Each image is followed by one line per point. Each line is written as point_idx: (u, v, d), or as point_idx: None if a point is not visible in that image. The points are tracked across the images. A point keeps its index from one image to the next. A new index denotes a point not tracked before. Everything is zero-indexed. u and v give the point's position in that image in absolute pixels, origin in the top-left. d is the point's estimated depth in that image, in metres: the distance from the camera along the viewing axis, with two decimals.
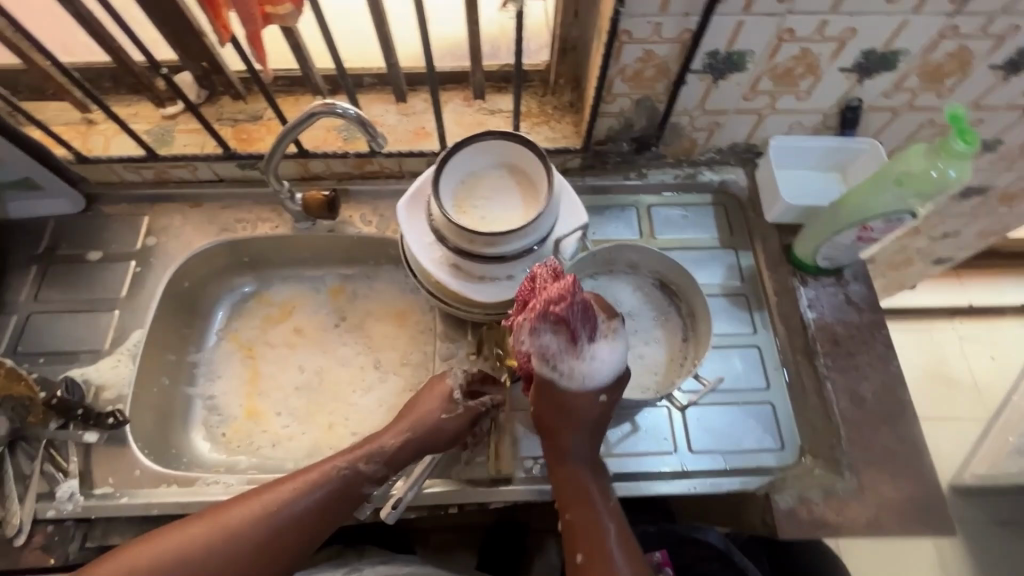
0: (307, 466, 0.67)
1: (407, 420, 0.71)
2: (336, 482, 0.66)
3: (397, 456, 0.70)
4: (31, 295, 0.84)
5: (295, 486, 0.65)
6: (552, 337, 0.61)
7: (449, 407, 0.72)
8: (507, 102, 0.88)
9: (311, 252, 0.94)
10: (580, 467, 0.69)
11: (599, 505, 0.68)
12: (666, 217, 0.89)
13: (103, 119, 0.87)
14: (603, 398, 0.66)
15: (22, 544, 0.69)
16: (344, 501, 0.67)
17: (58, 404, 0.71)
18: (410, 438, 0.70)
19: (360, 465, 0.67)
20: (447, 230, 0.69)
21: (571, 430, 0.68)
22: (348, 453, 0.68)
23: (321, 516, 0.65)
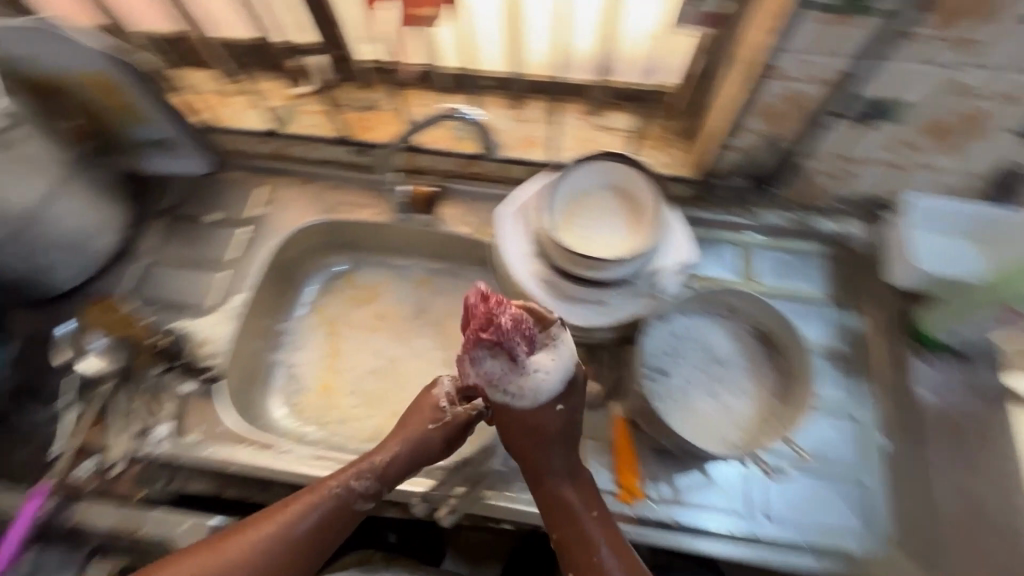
0: (299, 491, 0.66)
1: (394, 436, 0.71)
2: (332, 504, 0.66)
3: (388, 473, 0.69)
4: (154, 245, 0.91)
5: (290, 513, 0.64)
6: (492, 361, 0.65)
7: (434, 414, 0.73)
8: (622, 120, 0.86)
9: (403, 242, 0.97)
10: (560, 481, 0.69)
11: (585, 516, 0.66)
12: (771, 261, 0.84)
13: (238, 91, 0.93)
14: (560, 407, 0.68)
15: (117, 475, 0.74)
16: (339, 523, 0.66)
17: (163, 349, 0.79)
18: (394, 454, 0.70)
19: (352, 483, 0.67)
20: (551, 245, 0.69)
21: (543, 447, 0.68)
22: (338, 474, 0.68)
23: (319, 538, 0.65)
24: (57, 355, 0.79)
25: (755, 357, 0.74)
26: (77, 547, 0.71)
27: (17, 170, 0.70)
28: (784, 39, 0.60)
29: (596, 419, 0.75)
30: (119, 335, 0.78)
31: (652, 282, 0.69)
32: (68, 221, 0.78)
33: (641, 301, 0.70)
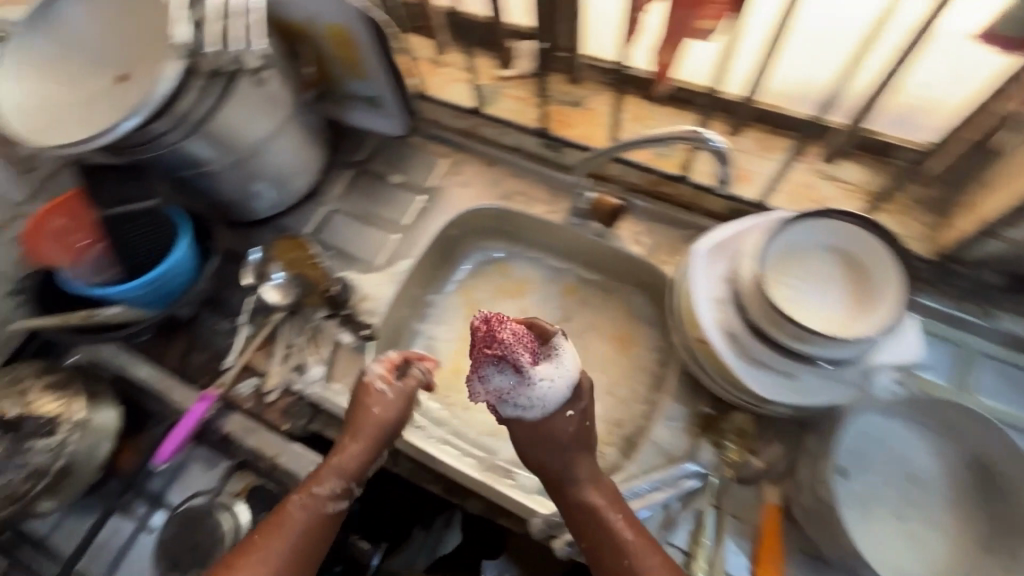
0: (264, 523, 0.61)
1: (349, 432, 0.67)
2: (303, 518, 0.62)
3: (353, 469, 0.65)
4: (341, 194, 0.95)
5: (258, 545, 0.59)
6: (499, 376, 0.61)
7: (377, 397, 0.68)
8: (855, 174, 0.75)
9: (565, 245, 0.93)
10: (581, 487, 0.64)
11: (612, 518, 0.62)
12: (1001, 377, 0.68)
13: (450, 63, 0.95)
14: (570, 413, 0.65)
15: (270, 402, 0.79)
16: (319, 532, 0.62)
17: (331, 298, 0.83)
18: (350, 450, 0.66)
19: (313, 488, 0.63)
20: (752, 300, 0.61)
21: (558, 455, 0.65)
22: (309, 482, 0.64)
23: (305, 554, 0.61)
24: (245, 275, 0.85)
25: (963, 491, 0.62)
26: (225, 455, 0.78)
27: (257, 107, 0.75)
28: None
29: (747, 500, 0.66)
30: (297, 273, 0.84)
31: (862, 372, 0.60)
32: (281, 157, 0.84)
33: (843, 390, 0.61)
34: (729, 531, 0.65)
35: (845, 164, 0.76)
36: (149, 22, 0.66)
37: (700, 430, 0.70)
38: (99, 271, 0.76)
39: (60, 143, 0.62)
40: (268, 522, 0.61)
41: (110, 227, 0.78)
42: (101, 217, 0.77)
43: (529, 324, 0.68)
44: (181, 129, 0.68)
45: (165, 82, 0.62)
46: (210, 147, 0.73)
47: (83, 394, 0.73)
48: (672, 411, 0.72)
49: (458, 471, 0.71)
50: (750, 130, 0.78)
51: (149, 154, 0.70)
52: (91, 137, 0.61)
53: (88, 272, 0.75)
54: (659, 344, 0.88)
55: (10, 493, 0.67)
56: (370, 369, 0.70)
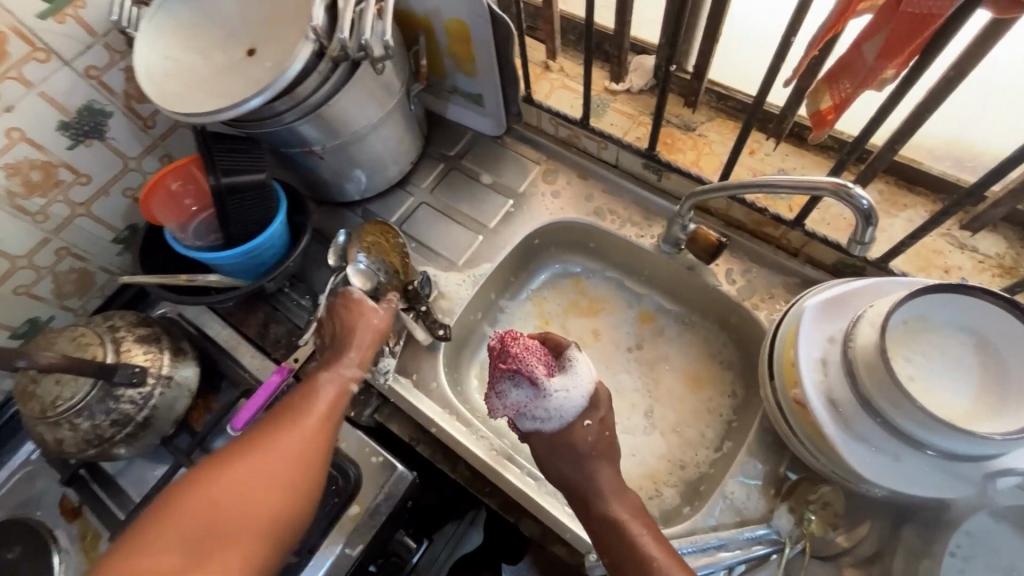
0: (292, 394, 0.64)
1: (353, 325, 0.71)
2: (328, 389, 0.65)
3: (361, 357, 0.69)
4: (430, 187, 0.95)
5: (291, 406, 0.62)
6: (514, 388, 0.62)
7: (374, 308, 0.73)
8: (992, 247, 0.68)
9: (648, 270, 0.90)
10: (605, 498, 0.60)
11: (636, 532, 0.57)
12: None
13: (557, 70, 0.93)
14: (589, 423, 0.63)
15: None
16: (338, 405, 0.65)
17: (411, 291, 0.82)
18: (357, 342, 0.70)
19: (333, 369, 0.67)
20: (866, 370, 0.56)
21: (584, 467, 0.62)
22: (330, 365, 0.67)
23: (330, 422, 0.62)
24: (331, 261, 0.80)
25: None
26: None
27: (370, 94, 0.75)
28: None
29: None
30: (379, 260, 0.82)
31: (982, 472, 0.54)
32: (383, 144, 0.84)
33: (954, 486, 0.56)
34: None
35: (984, 234, 0.69)
36: (288, 5, 0.67)
37: (778, 493, 0.67)
38: (207, 236, 0.81)
39: (189, 111, 0.65)
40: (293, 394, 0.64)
41: (223, 199, 0.72)
42: (214, 186, 0.70)
43: (545, 338, 0.68)
44: (297, 109, 0.69)
45: (297, 64, 0.62)
46: (319, 129, 0.74)
47: (168, 350, 0.76)
48: (749, 467, 0.69)
49: (519, 489, 0.70)
50: (878, 182, 0.73)
51: (265, 129, 0.72)
52: (219, 110, 0.63)
53: (198, 237, 0.80)
54: (736, 389, 0.84)
55: (97, 435, 0.70)
56: (353, 288, 0.74)
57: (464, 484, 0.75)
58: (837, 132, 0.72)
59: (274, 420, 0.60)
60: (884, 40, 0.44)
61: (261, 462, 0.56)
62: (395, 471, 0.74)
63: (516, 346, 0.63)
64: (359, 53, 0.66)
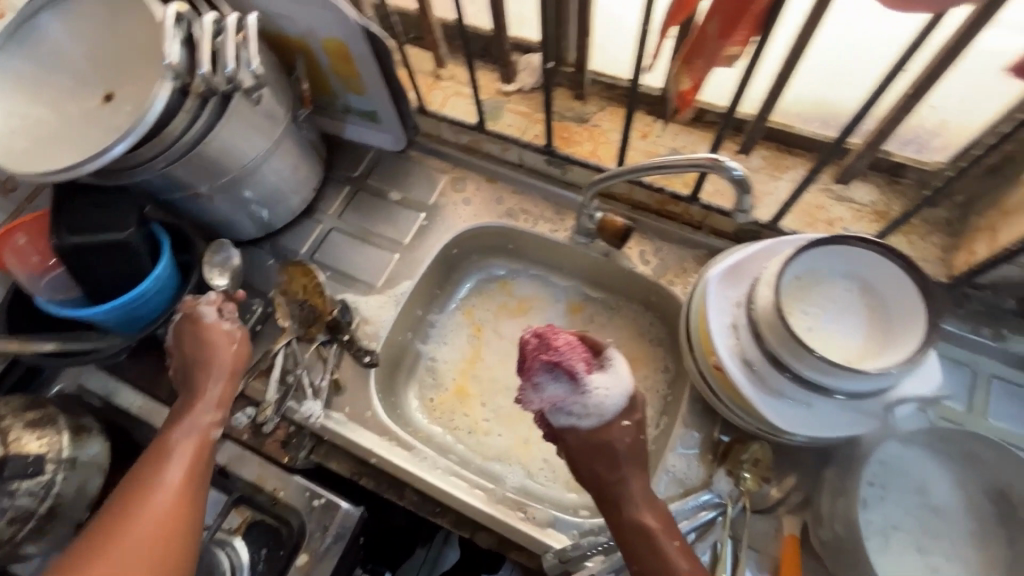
0: (143, 461, 0.63)
1: (202, 367, 0.70)
2: (184, 445, 0.64)
3: (220, 397, 0.70)
4: (338, 212, 0.92)
5: (144, 476, 0.61)
6: (554, 381, 0.62)
7: (227, 335, 0.73)
8: (867, 195, 0.74)
9: (569, 262, 0.91)
10: (638, 504, 0.60)
11: (666, 544, 0.57)
12: (1011, 403, 0.68)
13: (448, 77, 0.92)
14: (627, 422, 0.63)
15: (267, 433, 0.76)
16: (203, 453, 0.65)
17: (331, 322, 0.79)
18: (212, 382, 0.69)
19: (187, 420, 0.66)
20: (769, 329, 0.59)
21: (616, 468, 0.62)
22: (180, 418, 0.66)
23: (196, 474, 0.63)
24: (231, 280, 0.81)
25: (982, 523, 0.61)
26: (222, 490, 0.73)
27: (251, 125, 0.71)
28: None
29: (766, 528, 0.65)
30: (301, 300, 0.80)
31: (883, 405, 0.59)
32: (277, 175, 0.81)
33: (859, 424, 0.60)
34: (747, 560, 0.64)
35: (858, 184, 0.74)
36: (142, 43, 0.63)
37: (715, 458, 0.69)
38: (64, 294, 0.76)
39: (41, 169, 0.59)
40: (145, 457, 0.63)
41: (71, 257, 0.67)
42: (58, 244, 0.65)
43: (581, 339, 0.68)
44: (169, 152, 0.64)
45: (155, 105, 0.58)
46: (200, 169, 0.69)
47: (67, 431, 0.69)
48: (687, 437, 0.71)
49: (468, 502, 0.69)
50: (760, 149, 0.77)
51: (137, 178, 0.67)
52: (77, 164, 0.58)
53: (50, 293, 0.74)
54: (667, 364, 0.86)
55: None
56: (201, 307, 0.73)
57: (414, 509, 0.73)
58: (709, 105, 0.76)
59: (126, 497, 0.59)
60: (721, 19, 0.47)
61: (123, 543, 0.56)
62: (339, 509, 0.70)
63: (560, 340, 0.63)
64: (231, 88, 0.63)
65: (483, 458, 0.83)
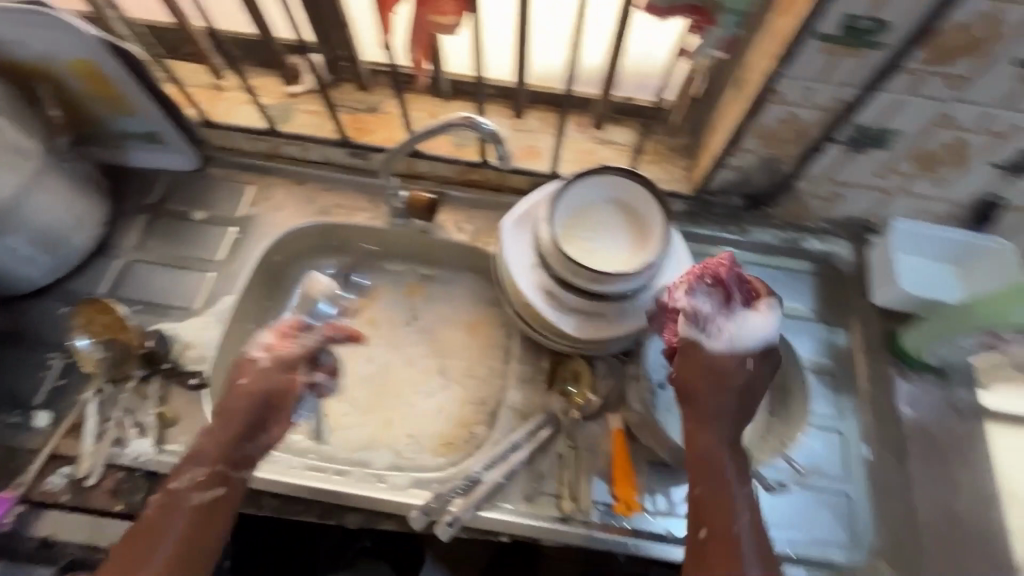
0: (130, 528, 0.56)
1: (216, 415, 0.63)
2: (178, 513, 0.57)
3: (218, 451, 0.60)
4: (136, 243, 0.86)
5: (129, 550, 0.55)
6: (706, 295, 0.64)
7: (246, 367, 0.64)
8: (624, 135, 0.86)
9: (397, 247, 0.93)
10: (721, 440, 0.60)
11: (739, 489, 0.58)
12: (762, 278, 0.85)
13: (231, 86, 0.90)
14: (752, 363, 0.62)
15: (92, 485, 0.70)
16: (199, 526, 0.57)
17: (146, 355, 0.75)
18: (218, 432, 0.61)
19: (179, 482, 0.58)
20: (554, 256, 0.69)
21: (716, 403, 0.61)
22: (178, 475, 0.59)
23: (190, 552, 0.56)
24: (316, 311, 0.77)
25: None
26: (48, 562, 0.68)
27: None
28: (788, 63, 0.61)
29: (599, 430, 0.75)
30: (106, 340, 0.74)
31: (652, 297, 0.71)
32: (47, 213, 0.74)
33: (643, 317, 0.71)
34: (591, 463, 0.74)
35: (616, 128, 0.87)
36: None
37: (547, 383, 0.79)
38: None
39: None
40: (129, 533, 0.56)
41: None
42: None
43: None
44: None
45: None
46: None
47: None
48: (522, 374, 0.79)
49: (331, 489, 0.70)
50: (534, 112, 0.87)
51: None
52: None
53: None
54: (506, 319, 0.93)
55: None
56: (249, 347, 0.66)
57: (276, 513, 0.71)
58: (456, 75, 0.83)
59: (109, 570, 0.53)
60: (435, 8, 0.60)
61: None
62: None
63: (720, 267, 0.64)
64: None
65: (348, 452, 0.84)
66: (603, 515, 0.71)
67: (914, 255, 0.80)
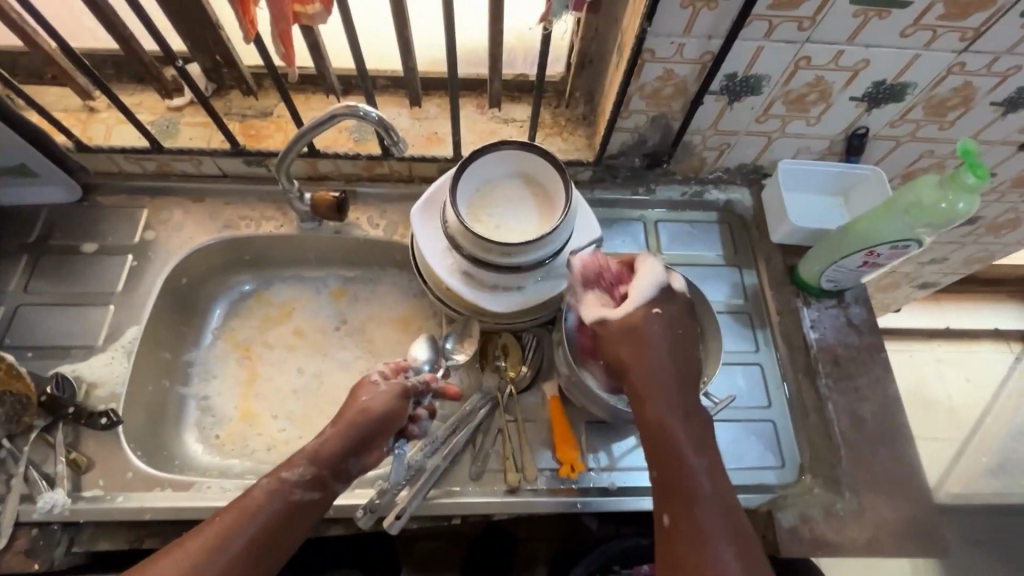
0: (228, 503, 0.58)
1: (336, 420, 0.65)
2: (275, 504, 0.58)
3: (327, 456, 0.62)
4: (21, 286, 0.80)
5: (224, 523, 0.56)
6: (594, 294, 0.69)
7: (372, 385, 0.67)
8: (522, 112, 0.88)
9: (314, 252, 0.91)
10: (665, 389, 0.62)
11: (686, 434, 0.61)
12: (673, 232, 0.89)
13: (105, 107, 0.85)
14: (657, 310, 0.66)
15: (3, 548, 0.65)
16: (287, 522, 0.59)
17: (47, 402, 0.69)
18: (332, 434, 0.63)
19: (283, 472, 0.60)
20: (462, 237, 0.69)
21: (649, 354, 0.64)
22: (287, 465, 0.61)
23: (268, 548, 0.57)
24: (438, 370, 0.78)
25: None
26: None
27: None
28: (653, 21, 0.64)
29: (535, 401, 0.77)
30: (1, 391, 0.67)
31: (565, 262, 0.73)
32: None
33: (558, 282, 0.73)
34: (531, 433, 0.75)
35: (514, 106, 0.88)
36: None
37: (479, 365, 0.79)
38: None
39: None
40: (229, 507, 0.58)
41: None
42: None
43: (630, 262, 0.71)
44: None
45: None
46: None
47: None
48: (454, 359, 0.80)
49: None
50: (431, 99, 0.87)
51: None
52: None
53: None
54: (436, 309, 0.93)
55: None
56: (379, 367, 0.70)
57: None
58: (343, 71, 0.82)
59: (201, 538, 0.55)
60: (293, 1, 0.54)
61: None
62: None
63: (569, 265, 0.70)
64: None
65: None
66: (549, 480, 0.73)
67: (800, 191, 0.87)
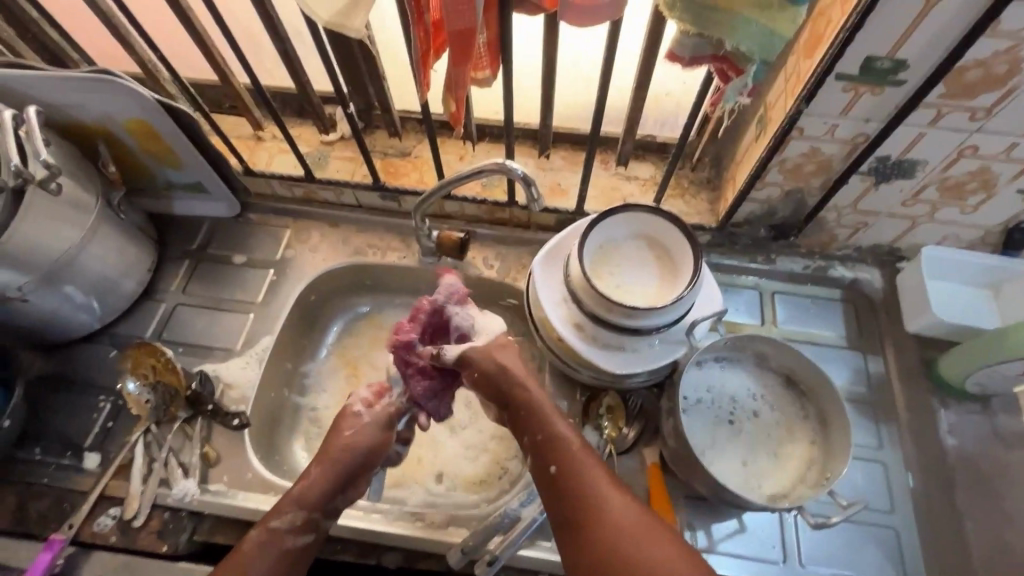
0: (226, 556, 0.63)
1: (319, 461, 0.68)
2: (271, 550, 0.63)
3: (315, 500, 0.66)
4: (180, 287, 0.90)
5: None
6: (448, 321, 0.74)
7: (353, 422, 0.71)
8: (646, 170, 0.89)
9: (428, 284, 0.96)
10: (535, 411, 0.69)
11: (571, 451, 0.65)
12: (792, 307, 0.85)
13: (270, 137, 0.96)
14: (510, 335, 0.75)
15: (140, 525, 0.73)
16: (287, 566, 0.64)
17: (191, 397, 0.76)
18: (314, 478, 0.67)
19: (271, 523, 0.64)
20: (584, 292, 0.69)
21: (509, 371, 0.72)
22: (274, 513, 0.65)
23: None
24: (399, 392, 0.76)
25: (786, 405, 0.75)
26: None
27: (60, 219, 0.71)
28: (810, 102, 0.63)
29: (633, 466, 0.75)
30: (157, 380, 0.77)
31: (684, 331, 0.72)
32: (101, 261, 0.79)
33: (673, 349, 0.72)
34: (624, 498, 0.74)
35: (639, 164, 0.89)
36: None
37: (580, 419, 0.79)
38: None
39: None
40: (228, 561, 0.62)
41: None
42: None
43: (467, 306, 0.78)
44: None
45: None
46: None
47: None
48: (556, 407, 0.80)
49: (368, 529, 0.72)
50: (558, 151, 0.90)
51: None
52: None
53: None
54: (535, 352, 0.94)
55: None
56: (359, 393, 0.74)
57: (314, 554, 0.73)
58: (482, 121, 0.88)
59: None
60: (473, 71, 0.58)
61: None
62: None
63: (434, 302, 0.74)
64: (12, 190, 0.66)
65: None
66: None
67: (945, 280, 0.80)
